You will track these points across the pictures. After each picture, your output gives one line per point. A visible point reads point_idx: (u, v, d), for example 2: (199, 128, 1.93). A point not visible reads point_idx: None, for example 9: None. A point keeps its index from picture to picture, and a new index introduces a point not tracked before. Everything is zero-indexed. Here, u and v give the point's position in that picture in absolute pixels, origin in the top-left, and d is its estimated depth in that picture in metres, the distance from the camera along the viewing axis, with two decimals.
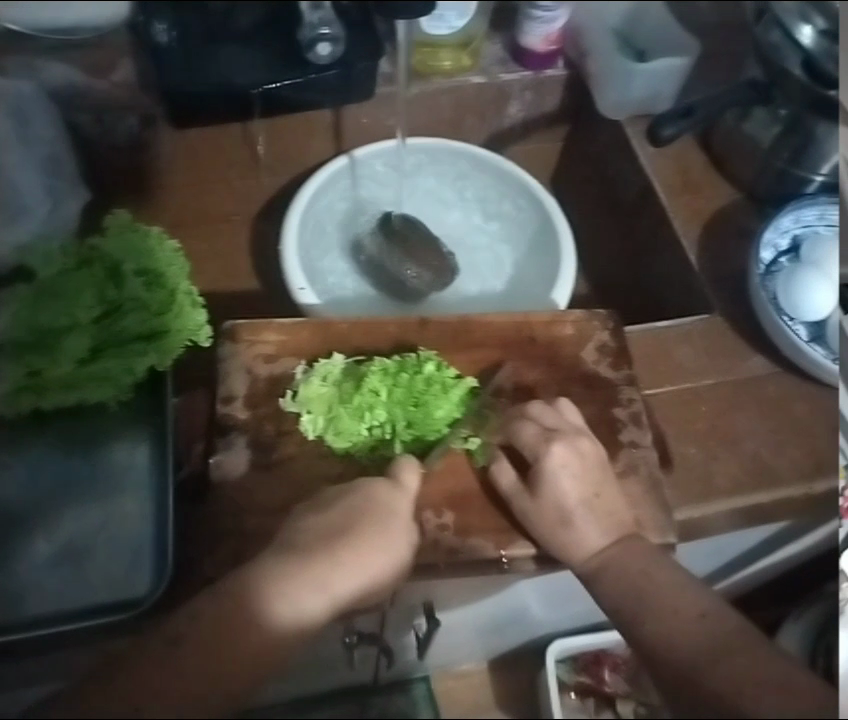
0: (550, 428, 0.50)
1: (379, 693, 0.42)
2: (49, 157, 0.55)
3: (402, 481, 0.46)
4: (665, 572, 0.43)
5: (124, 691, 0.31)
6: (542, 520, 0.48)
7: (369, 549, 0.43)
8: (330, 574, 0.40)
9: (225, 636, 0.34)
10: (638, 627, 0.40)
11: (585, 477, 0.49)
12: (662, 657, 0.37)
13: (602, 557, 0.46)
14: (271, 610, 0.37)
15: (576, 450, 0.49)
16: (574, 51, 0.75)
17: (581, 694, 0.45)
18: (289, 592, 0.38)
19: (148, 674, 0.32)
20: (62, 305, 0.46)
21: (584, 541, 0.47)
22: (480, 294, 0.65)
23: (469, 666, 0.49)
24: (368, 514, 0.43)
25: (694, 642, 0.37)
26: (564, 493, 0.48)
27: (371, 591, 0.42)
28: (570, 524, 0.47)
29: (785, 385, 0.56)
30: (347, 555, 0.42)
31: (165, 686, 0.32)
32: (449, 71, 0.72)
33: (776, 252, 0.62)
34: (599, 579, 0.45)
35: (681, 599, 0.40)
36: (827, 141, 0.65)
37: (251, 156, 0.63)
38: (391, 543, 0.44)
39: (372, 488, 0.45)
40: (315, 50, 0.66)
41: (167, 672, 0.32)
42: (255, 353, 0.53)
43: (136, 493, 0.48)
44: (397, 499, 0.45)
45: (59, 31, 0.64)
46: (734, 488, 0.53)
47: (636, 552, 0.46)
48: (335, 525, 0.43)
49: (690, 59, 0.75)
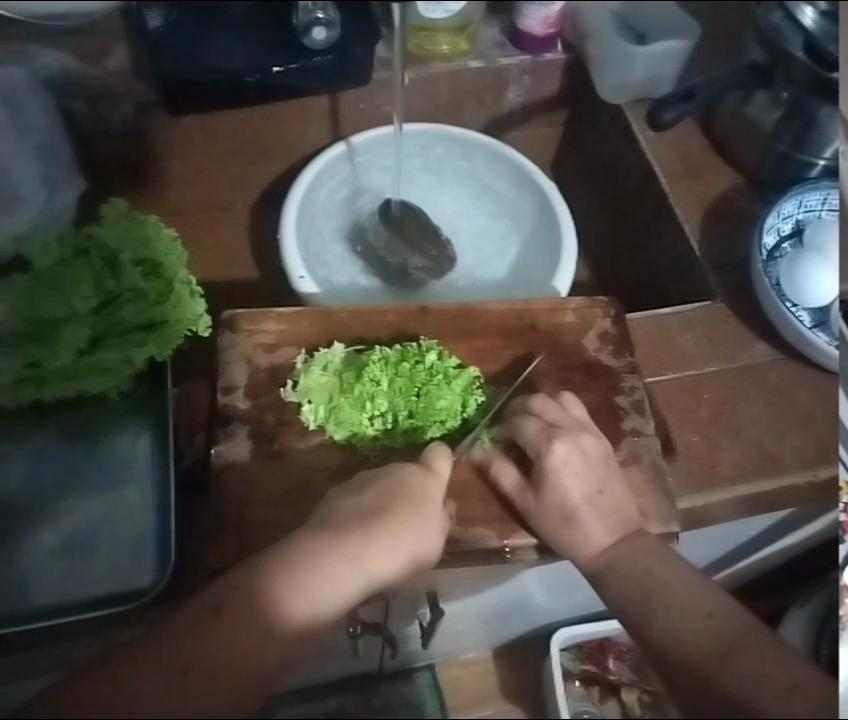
0: (551, 424, 0.49)
1: (383, 682, 0.39)
2: (43, 146, 0.54)
3: (434, 466, 0.47)
4: (671, 563, 0.42)
5: (161, 663, 0.32)
6: (548, 521, 0.47)
7: (409, 527, 0.43)
8: (367, 554, 0.41)
9: (260, 617, 0.34)
10: (645, 626, 0.38)
11: (586, 472, 0.49)
12: (673, 649, 0.36)
13: (607, 557, 0.44)
14: (310, 589, 0.37)
15: (578, 444, 0.49)
16: (573, 34, 0.73)
17: (586, 683, 0.42)
18: (324, 569, 0.39)
19: (191, 646, 0.32)
20: (60, 295, 0.47)
21: (592, 539, 0.45)
22: (481, 282, 0.64)
23: (472, 653, 0.44)
24: (400, 498, 0.44)
25: (701, 639, 0.36)
26: (569, 493, 0.47)
27: (407, 571, 0.42)
28: (575, 522, 0.46)
29: (786, 373, 0.55)
30: (383, 531, 0.42)
31: (206, 659, 0.32)
32: (447, 55, 0.71)
33: (779, 236, 0.62)
34: (610, 582, 0.42)
35: (693, 598, 0.39)
36: (830, 125, 0.65)
37: (249, 143, 0.62)
38: (426, 524, 0.44)
39: (404, 473, 0.46)
40: (311, 35, 0.65)
41: (208, 641, 0.33)
42: (255, 343, 0.53)
43: (138, 484, 0.48)
44: (430, 486, 0.46)
45: (54, 17, 0.63)
46: (738, 475, 0.53)
47: (643, 550, 0.45)
48: (368, 505, 0.44)
49: (689, 40, 0.73)
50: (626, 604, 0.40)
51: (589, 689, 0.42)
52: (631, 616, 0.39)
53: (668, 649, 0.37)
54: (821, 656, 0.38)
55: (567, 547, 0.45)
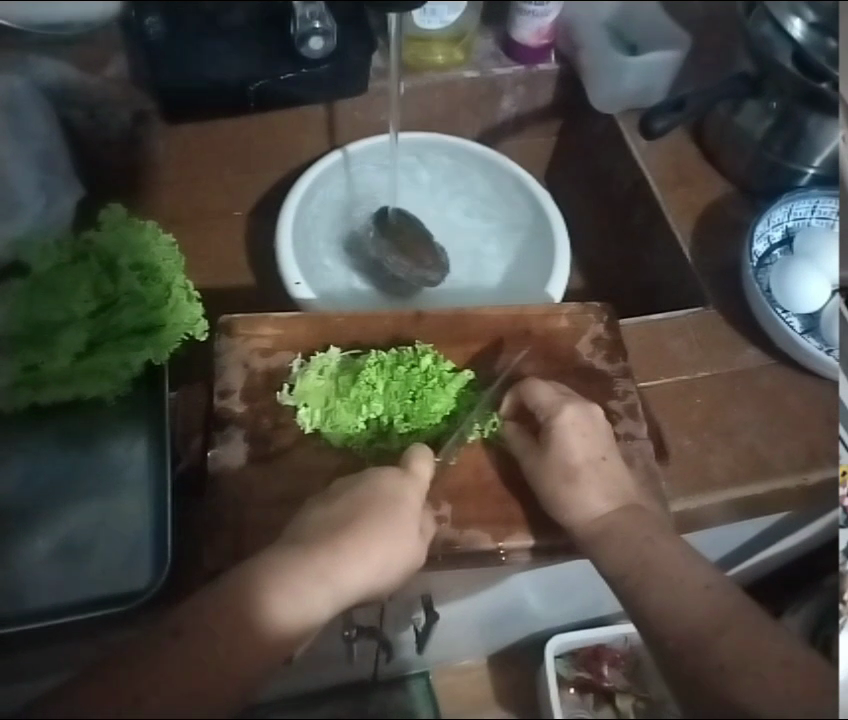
0: (564, 393, 0.52)
1: (378, 688, 0.39)
2: (41, 154, 0.55)
3: (413, 469, 0.47)
4: (679, 548, 0.43)
5: (127, 681, 0.31)
6: (548, 476, 0.49)
7: (382, 536, 0.43)
8: (337, 565, 0.41)
9: (233, 629, 0.34)
10: (642, 598, 0.39)
11: (595, 439, 0.50)
12: (670, 626, 0.37)
13: (605, 521, 0.46)
14: (277, 605, 0.37)
15: (591, 415, 0.51)
16: (566, 44, 0.75)
17: (580, 690, 0.42)
18: (292, 584, 0.38)
19: (154, 664, 0.32)
20: (59, 299, 0.47)
21: (588, 504, 0.47)
22: (475, 288, 0.65)
23: (469, 659, 0.43)
24: (372, 505, 0.44)
25: (701, 609, 0.37)
26: (571, 454, 0.49)
27: (386, 578, 0.42)
28: (577, 478, 0.48)
29: (779, 379, 0.57)
30: (350, 543, 0.43)
31: (176, 670, 0.31)
32: (442, 66, 0.73)
33: (769, 244, 0.63)
34: (606, 548, 0.45)
35: (694, 571, 0.40)
36: (819, 133, 0.65)
37: (246, 153, 0.64)
38: (401, 532, 0.44)
39: (380, 479, 0.46)
40: (308, 45, 0.65)
41: (175, 657, 0.32)
42: (251, 347, 0.53)
43: (134, 489, 0.48)
44: (407, 488, 0.46)
45: (53, 26, 0.64)
46: (731, 479, 0.53)
47: (643, 519, 0.46)
48: (337, 516, 0.44)
49: (682, 51, 0.75)
50: (624, 582, 0.41)
51: (584, 695, 0.41)
52: (629, 599, 0.40)
53: (664, 633, 0.37)
54: (818, 642, 0.39)
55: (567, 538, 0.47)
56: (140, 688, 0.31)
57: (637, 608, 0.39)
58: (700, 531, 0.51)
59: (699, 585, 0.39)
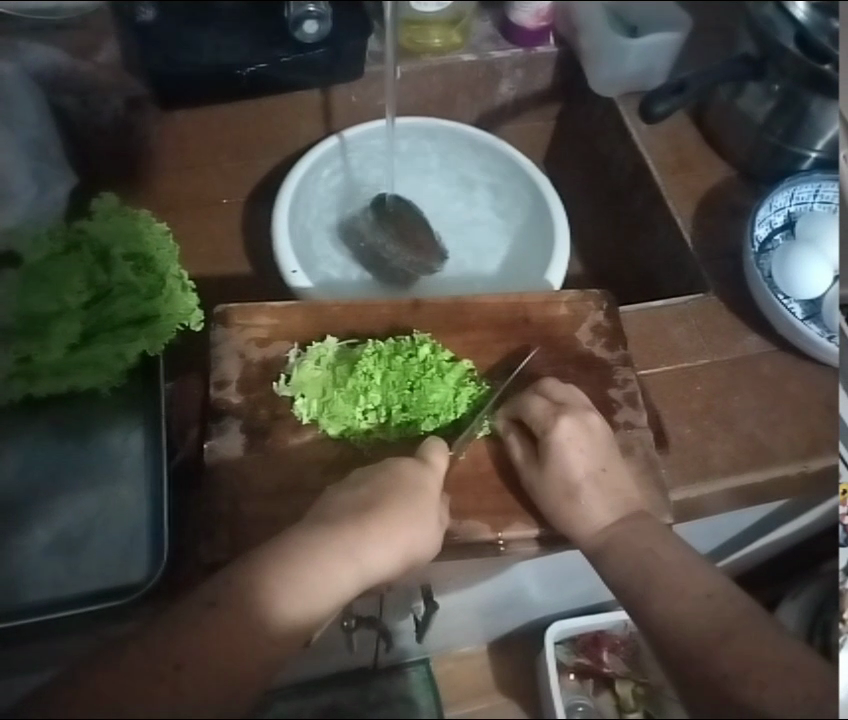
0: (559, 403, 0.51)
1: (378, 676, 0.38)
2: (32, 142, 0.54)
3: (431, 460, 0.47)
4: (680, 551, 0.42)
5: (161, 652, 0.31)
6: (548, 490, 0.48)
7: (403, 522, 0.43)
8: (357, 551, 0.41)
9: (255, 616, 0.34)
10: (647, 607, 0.39)
11: (592, 453, 0.50)
12: (671, 634, 0.37)
13: (607, 535, 0.45)
14: (295, 594, 0.37)
15: (587, 427, 0.50)
16: (565, 28, 0.73)
17: (580, 676, 0.43)
18: (316, 568, 0.38)
19: (181, 638, 0.32)
20: (51, 290, 0.47)
21: (591, 517, 0.46)
22: (472, 275, 0.64)
23: (470, 646, 0.44)
24: (398, 490, 0.44)
25: (701, 618, 0.37)
26: (572, 465, 0.49)
27: (403, 567, 0.42)
28: (578, 496, 0.47)
29: (781, 368, 0.56)
30: (376, 529, 0.42)
31: (208, 649, 0.32)
32: (439, 48, 0.71)
33: (771, 229, 0.63)
34: (608, 557, 0.44)
35: (700, 578, 0.39)
36: (821, 116, 0.64)
37: (239, 139, 0.63)
38: (421, 518, 0.44)
39: (401, 467, 0.46)
40: (302, 28, 0.65)
41: (202, 633, 0.32)
42: (248, 337, 0.53)
43: (131, 480, 0.47)
44: (427, 478, 0.46)
45: (42, 11, 0.62)
46: (731, 466, 0.52)
47: (645, 530, 0.45)
48: (361, 503, 0.44)
49: (683, 33, 0.73)
50: (630, 591, 0.40)
51: (583, 682, 0.43)
52: (634, 606, 0.39)
53: (670, 636, 0.37)
54: (815, 640, 0.38)
55: (571, 525, 0.46)
56: (180, 655, 0.31)
57: (642, 613, 0.39)
58: (698, 521, 0.50)
59: (702, 591, 0.38)
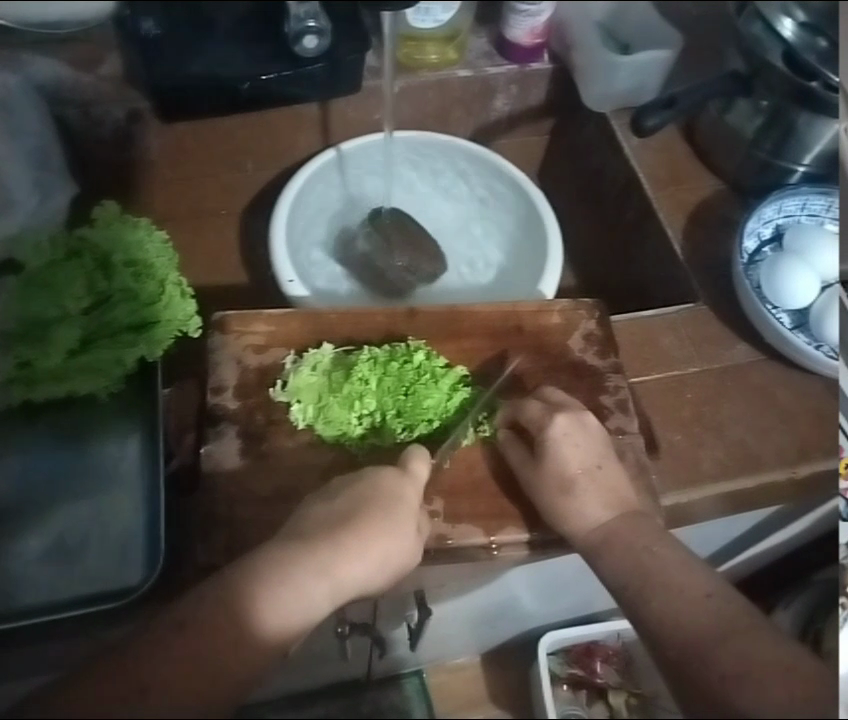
0: (554, 404, 0.52)
1: (371, 687, 0.37)
2: (37, 153, 0.55)
3: (411, 469, 0.47)
4: (675, 551, 0.43)
5: (134, 672, 0.31)
6: (542, 485, 0.49)
7: (380, 532, 0.43)
8: (338, 559, 0.41)
9: (231, 627, 0.34)
10: (643, 608, 0.40)
11: (587, 448, 0.50)
12: (671, 637, 0.37)
13: (604, 530, 0.46)
14: (271, 610, 0.36)
15: (581, 422, 0.51)
16: (559, 43, 0.74)
17: (574, 687, 0.40)
18: (290, 584, 0.38)
19: (151, 660, 0.31)
20: (52, 295, 0.47)
21: (585, 515, 0.47)
22: (467, 286, 0.67)
23: (463, 658, 0.42)
24: (374, 501, 0.44)
25: (701, 619, 0.37)
26: (567, 461, 0.49)
27: (385, 579, 0.42)
28: (570, 489, 0.48)
29: (768, 376, 0.58)
30: (351, 538, 0.42)
31: (172, 666, 0.31)
32: (436, 64, 0.72)
33: (760, 241, 0.64)
34: (609, 553, 0.44)
35: (695, 580, 0.40)
36: (806, 133, 0.65)
37: (238, 150, 0.64)
38: (397, 528, 0.44)
39: (380, 477, 0.46)
40: (302, 43, 0.63)
41: (170, 652, 0.31)
42: (245, 344, 0.54)
43: (127, 487, 0.48)
44: (406, 487, 0.46)
45: (43, 26, 0.59)
46: (721, 473, 0.54)
47: (641, 528, 0.46)
48: (339, 513, 0.44)
49: (673, 51, 0.73)
50: (625, 594, 0.41)
51: (576, 692, 0.40)
52: (631, 603, 0.40)
53: (670, 635, 0.37)
54: (808, 636, 0.38)
55: (565, 520, 0.47)
56: (148, 677, 0.30)
57: (639, 615, 0.39)
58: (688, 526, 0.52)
59: (699, 591, 0.39)
